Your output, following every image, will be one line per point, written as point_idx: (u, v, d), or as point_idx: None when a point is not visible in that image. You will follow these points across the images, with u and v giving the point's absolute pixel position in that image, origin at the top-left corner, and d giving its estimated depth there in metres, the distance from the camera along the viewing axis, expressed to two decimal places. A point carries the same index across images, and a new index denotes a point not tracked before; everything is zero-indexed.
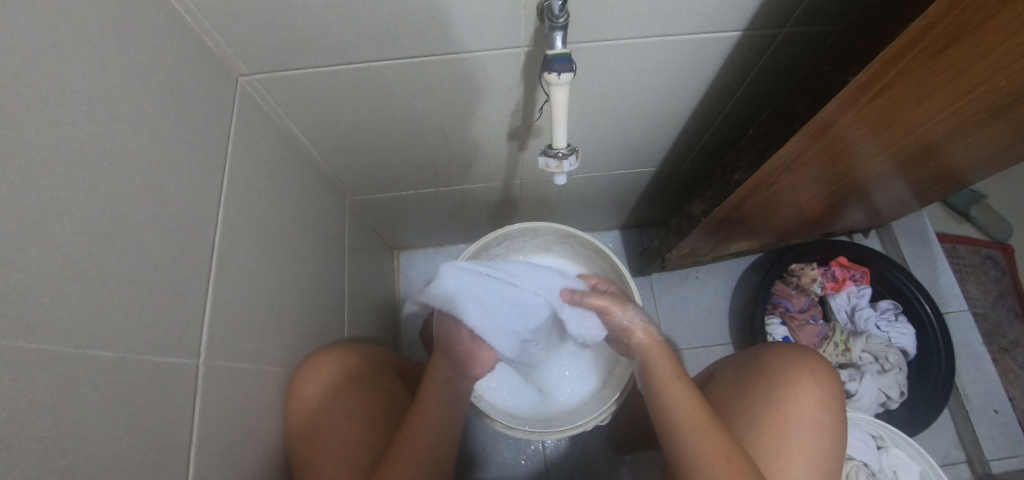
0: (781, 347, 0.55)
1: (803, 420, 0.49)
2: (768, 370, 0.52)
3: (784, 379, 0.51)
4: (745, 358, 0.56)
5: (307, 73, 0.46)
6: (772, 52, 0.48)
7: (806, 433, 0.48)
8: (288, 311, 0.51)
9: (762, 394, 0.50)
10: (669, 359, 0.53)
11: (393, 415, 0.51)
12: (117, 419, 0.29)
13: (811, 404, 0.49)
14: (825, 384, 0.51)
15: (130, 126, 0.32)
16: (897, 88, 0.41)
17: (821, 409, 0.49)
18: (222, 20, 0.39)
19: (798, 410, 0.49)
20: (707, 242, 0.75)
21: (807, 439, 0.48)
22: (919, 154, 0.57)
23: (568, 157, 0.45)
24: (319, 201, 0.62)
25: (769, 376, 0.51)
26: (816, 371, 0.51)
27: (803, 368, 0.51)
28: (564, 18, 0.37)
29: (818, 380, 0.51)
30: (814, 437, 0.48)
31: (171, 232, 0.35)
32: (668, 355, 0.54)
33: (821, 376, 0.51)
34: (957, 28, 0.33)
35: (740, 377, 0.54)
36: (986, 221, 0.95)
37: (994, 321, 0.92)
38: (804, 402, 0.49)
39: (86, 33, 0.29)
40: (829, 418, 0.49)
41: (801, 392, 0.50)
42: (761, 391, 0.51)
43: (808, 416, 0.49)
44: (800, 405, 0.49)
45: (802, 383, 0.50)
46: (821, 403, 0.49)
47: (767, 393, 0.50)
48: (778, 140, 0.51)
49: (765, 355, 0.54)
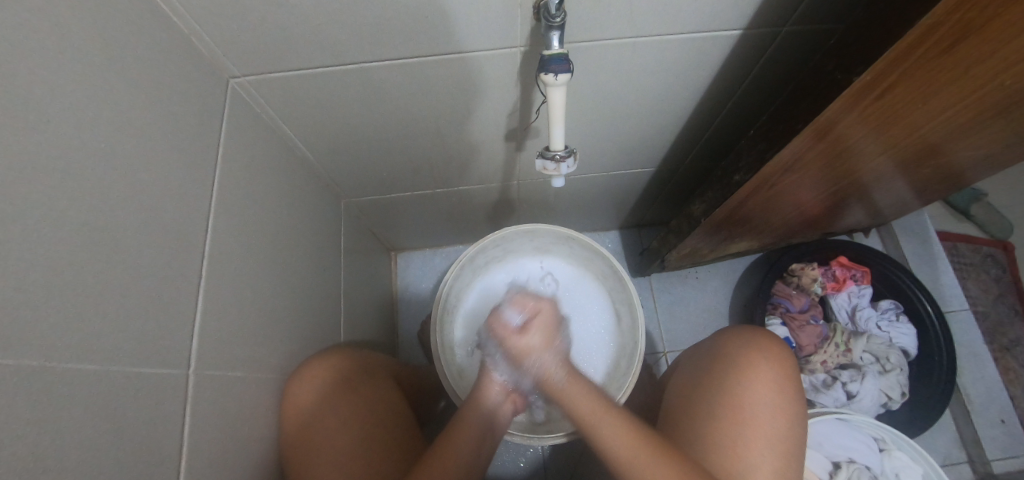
0: (733, 334, 0.54)
1: (758, 406, 0.47)
2: (720, 362, 0.52)
3: (735, 369, 0.50)
4: (704, 353, 0.55)
5: (300, 74, 0.45)
6: (773, 51, 0.47)
7: (762, 419, 0.47)
8: (282, 316, 0.51)
9: (716, 387, 0.50)
10: (590, 389, 0.48)
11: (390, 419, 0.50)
12: (104, 432, 0.28)
13: (764, 388, 0.48)
14: (778, 367, 0.50)
15: (117, 131, 0.31)
16: (901, 88, 0.40)
17: (776, 391, 0.48)
18: (212, 21, 0.38)
19: (750, 397, 0.48)
20: (708, 243, 0.74)
21: (764, 423, 0.47)
22: (922, 153, 0.57)
23: (566, 159, 0.45)
24: (314, 204, 0.61)
25: (720, 373, 0.51)
26: (767, 354, 0.50)
27: (755, 354, 0.51)
28: (560, 17, 0.36)
29: (771, 363, 0.50)
30: (770, 420, 0.47)
31: (160, 239, 0.34)
32: (586, 385, 0.49)
33: (773, 359, 0.50)
34: (964, 27, 0.32)
35: (697, 372, 0.53)
36: (985, 219, 0.95)
37: (995, 320, 0.92)
38: (756, 388, 0.48)
39: (69, 35, 0.28)
40: (785, 399, 0.48)
41: (752, 379, 0.49)
42: (714, 384, 0.50)
43: (764, 407, 0.47)
44: (751, 391, 0.48)
45: (754, 369, 0.49)
46: (778, 392, 0.48)
47: (719, 385, 0.50)
48: (780, 141, 0.50)
49: (718, 346, 0.54)
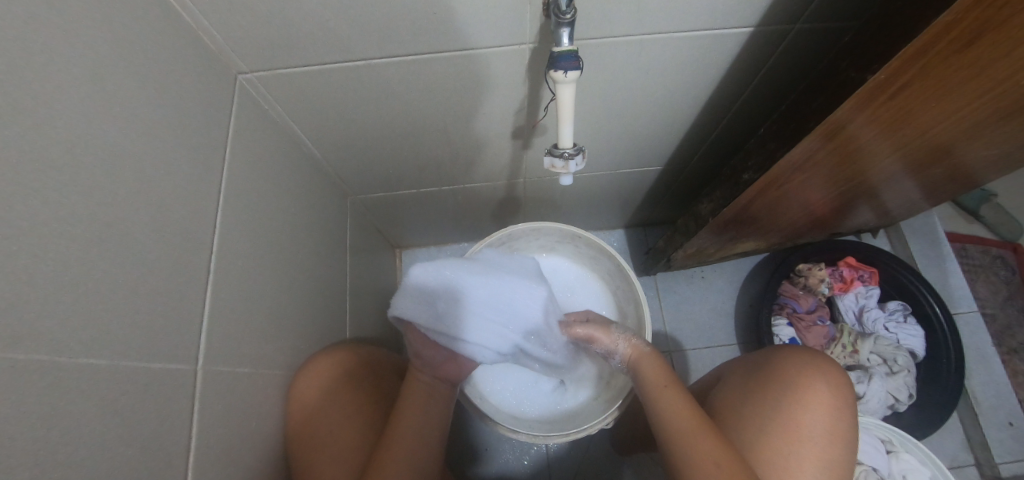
0: (788, 350, 0.54)
1: (814, 425, 0.47)
2: (777, 374, 0.51)
3: (794, 384, 0.50)
4: (753, 365, 0.55)
5: (307, 70, 0.45)
6: (784, 48, 0.47)
7: (816, 438, 0.47)
8: (289, 312, 0.51)
9: (771, 400, 0.49)
10: (659, 364, 0.53)
11: (385, 410, 0.51)
12: (114, 428, 0.28)
13: (821, 407, 0.48)
14: (836, 387, 0.50)
15: (126, 126, 0.31)
16: (915, 87, 0.39)
17: (831, 412, 0.48)
18: (220, 17, 0.38)
19: (808, 415, 0.48)
20: (714, 242, 0.74)
21: (818, 444, 0.47)
22: (934, 154, 0.56)
23: (575, 157, 0.44)
24: (320, 200, 0.61)
25: (777, 384, 0.50)
26: (825, 374, 0.50)
27: (813, 371, 0.50)
28: (570, 14, 0.36)
29: (828, 383, 0.50)
30: (825, 442, 0.47)
31: (169, 234, 0.34)
32: (658, 361, 0.53)
33: (831, 379, 0.50)
34: (984, 26, 0.32)
35: (748, 383, 0.53)
36: (994, 220, 0.94)
37: (1004, 322, 0.91)
38: (813, 406, 0.48)
39: (79, 30, 0.28)
40: (839, 422, 0.48)
41: (812, 397, 0.49)
42: (769, 396, 0.50)
43: (819, 426, 0.48)
44: (810, 410, 0.48)
45: (811, 387, 0.49)
46: (833, 415, 0.48)
47: (776, 398, 0.49)
48: (789, 140, 0.49)
49: (774, 358, 0.53)
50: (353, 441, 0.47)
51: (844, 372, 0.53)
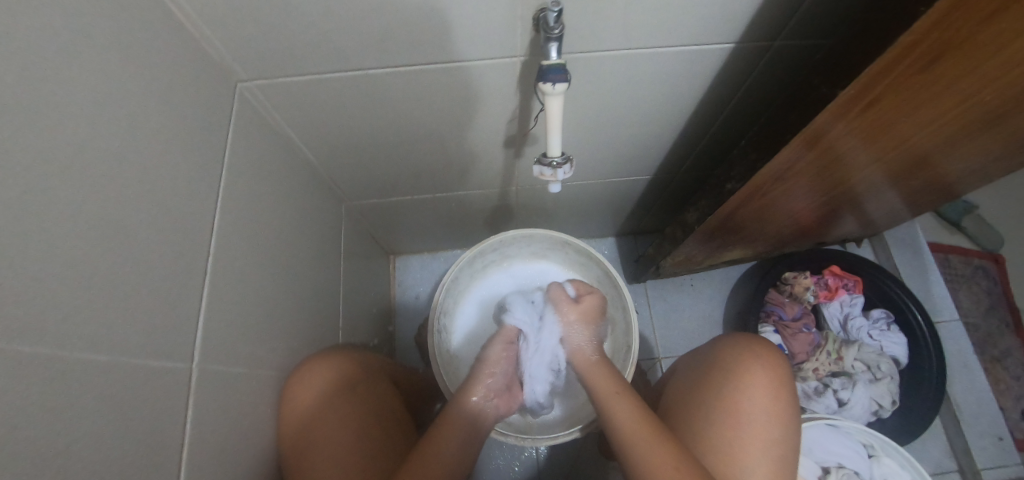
0: (726, 340, 0.55)
1: (755, 410, 0.49)
2: (718, 366, 0.53)
3: (732, 372, 0.51)
4: (701, 357, 0.56)
5: (305, 79, 0.47)
6: (765, 63, 0.49)
7: (759, 423, 0.48)
8: (282, 315, 0.51)
9: (712, 390, 0.51)
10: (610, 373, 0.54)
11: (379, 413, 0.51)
12: (110, 422, 0.29)
13: (761, 391, 0.50)
14: (773, 369, 0.51)
15: (130, 131, 0.32)
16: (885, 100, 0.41)
17: (771, 394, 0.50)
18: (223, 27, 0.40)
19: (748, 401, 0.49)
20: (701, 250, 0.75)
21: (760, 427, 0.48)
22: (910, 164, 0.58)
23: (563, 165, 0.46)
24: (316, 206, 0.62)
25: (719, 375, 0.52)
26: (762, 358, 0.52)
27: (751, 358, 0.52)
28: (559, 29, 0.38)
29: (766, 367, 0.51)
30: (768, 427, 0.48)
31: (168, 236, 0.35)
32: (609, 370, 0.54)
33: (768, 363, 0.52)
34: (942, 44, 0.34)
35: (695, 375, 0.54)
36: (976, 232, 0.97)
37: (986, 331, 0.93)
38: (752, 393, 0.49)
39: (89, 40, 0.29)
40: (779, 404, 0.49)
41: (750, 383, 0.50)
42: (711, 388, 0.51)
43: (761, 413, 0.49)
44: (750, 396, 0.49)
45: (749, 374, 0.51)
46: (773, 400, 0.49)
47: (717, 389, 0.51)
48: (770, 151, 0.51)
49: (716, 351, 0.55)
50: (344, 444, 0.47)
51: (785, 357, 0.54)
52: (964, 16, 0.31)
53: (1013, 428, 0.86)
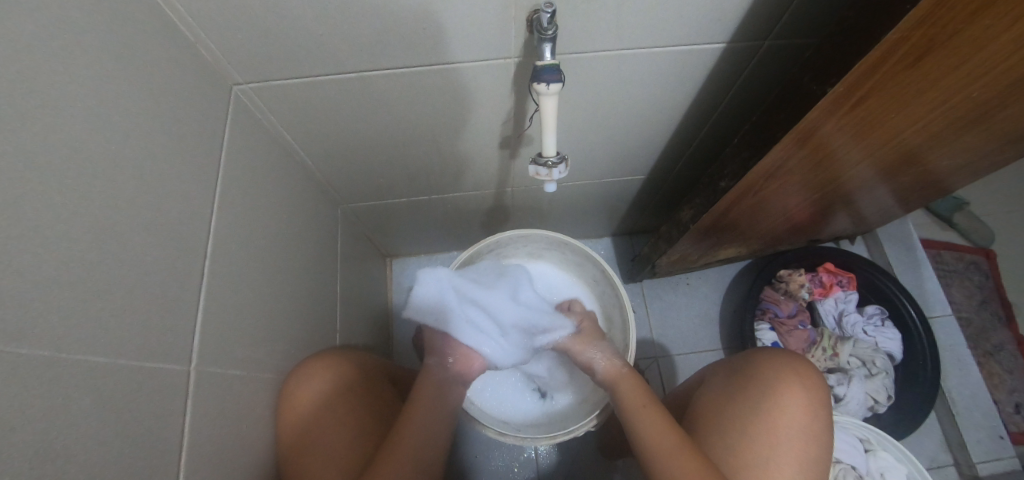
0: (766, 356, 0.56)
1: (792, 426, 0.49)
2: (759, 379, 0.53)
3: (772, 385, 0.51)
4: (736, 367, 0.56)
5: (300, 82, 0.47)
6: (755, 63, 0.49)
7: (795, 437, 0.49)
8: (280, 318, 0.51)
9: (751, 402, 0.51)
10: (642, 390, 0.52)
11: (374, 410, 0.52)
12: (108, 426, 0.29)
13: (799, 409, 0.50)
14: (812, 390, 0.52)
15: (126, 134, 0.32)
16: (875, 97, 0.42)
17: (809, 415, 0.50)
18: (219, 31, 0.40)
19: (786, 417, 0.50)
20: (696, 249, 0.76)
21: (796, 447, 0.48)
22: (902, 160, 0.59)
23: (558, 165, 0.46)
24: (312, 209, 0.63)
25: (758, 385, 0.52)
26: (802, 377, 0.52)
27: (793, 375, 0.52)
28: (552, 30, 0.38)
29: (806, 388, 0.52)
30: (803, 442, 0.49)
31: (165, 238, 0.35)
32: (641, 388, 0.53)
33: (809, 384, 0.52)
34: (929, 40, 0.35)
35: (731, 386, 0.54)
36: (968, 227, 0.98)
37: (979, 326, 0.94)
38: (791, 406, 0.50)
39: (86, 44, 0.29)
40: (814, 423, 0.50)
41: (790, 398, 0.50)
42: (750, 400, 0.51)
43: (798, 426, 0.49)
44: (788, 412, 0.50)
45: (790, 387, 0.51)
46: (810, 416, 0.50)
47: (756, 401, 0.51)
48: (761, 148, 0.52)
49: (754, 363, 0.55)
50: (339, 441, 0.47)
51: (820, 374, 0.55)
52: (949, 12, 0.32)
53: (1008, 421, 0.86)
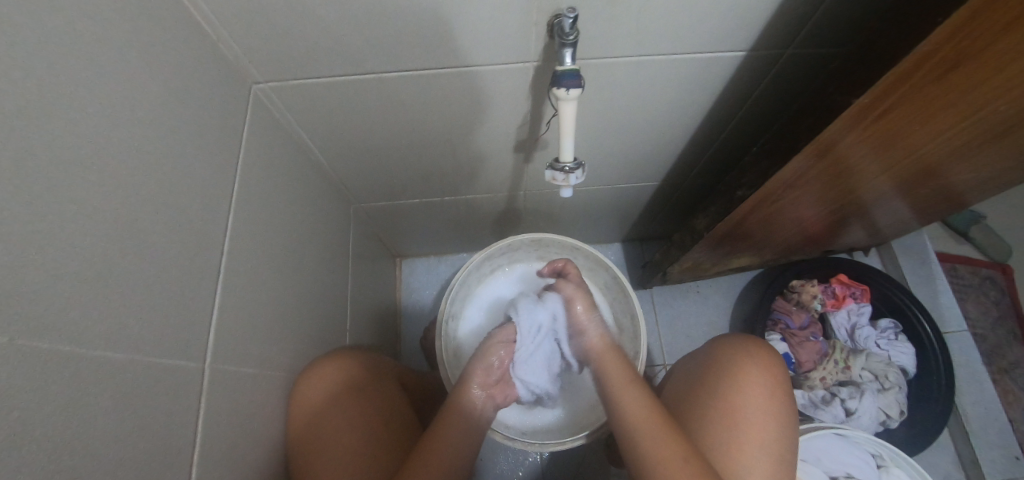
0: (721, 339, 0.56)
1: (752, 407, 0.49)
2: (713, 366, 0.53)
3: (727, 370, 0.51)
4: (697, 357, 0.56)
5: (320, 82, 0.47)
6: (776, 71, 0.49)
7: (755, 417, 0.48)
8: (293, 316, 0.51)
9: (709, 388, 0.51)
10: (623, 363, 0.54)
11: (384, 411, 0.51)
12: (122, 423, 0.29)
13: (757, 390, 0.50)
14: (769, 368, 0.51)
15: (148, 131, 0.32)
16: (900, 109, 0.41)
17: (767, 392, 0.50)
18: (240, 31, 0.40)
19: (744, 400, 0.49)
20: (709, 257, 0.75)
21: (759, 426, 0.48)
22: (921, 173, 0.58)
23: (575, 171, 0.46)
24: (326, 208, 0.63)
25: (714, 371, 0.52)
26: (757, 356, 0.52)
27: (747, 358, 0.52)
28: (573, 35, 0.38)
29: (761, 366, 0.51)
30: (764, 421, 0.48)
31: (184, 235, 0.35)
32: (622, 360, 0.54)
33: (763, 362, 0.52)
34: (959, 53, 0.34)
35: (692, 377, 0.54)
36: (984, 241, 0.97)
37: (994, 342, 0.93)
38: (748, 389, 0.50)
39: (112, 44, 0.30)
40: (776, 401, 0.49)
41: (745, 380, 0.50)
42: (708, 388, 0.51)
43: (758, 407, 0.49)
44: (745, 394, 0.49)
45: (744, 369, 0.51)
46: (770, 395, 0.49)
47: (712, 388, 0.51)
48: (781, 158, 0.51)
49: (709, 352, 0.55)
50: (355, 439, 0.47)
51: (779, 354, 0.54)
52: (982, 25, 0.31)
53: None
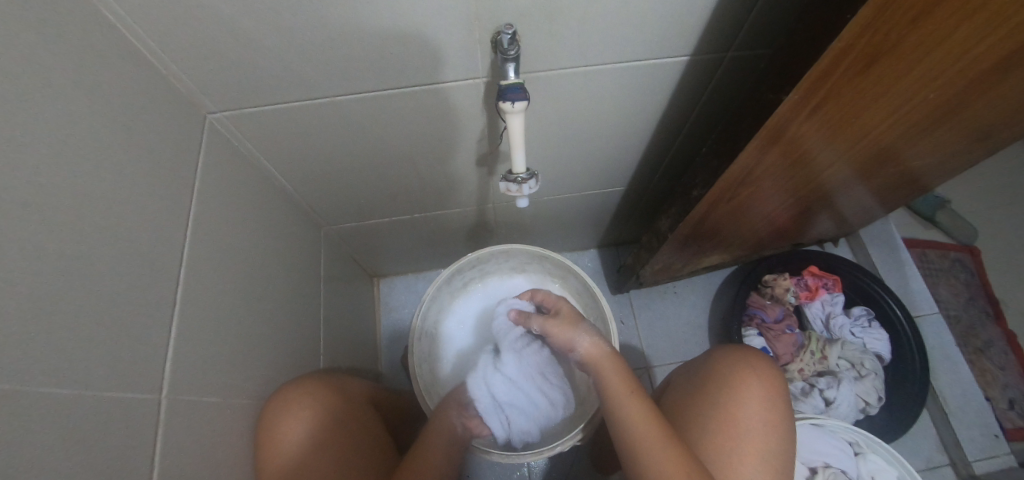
0: (726, 350, 0.56)
1: (750, 419, 0.49)
2: (716, 376, 0.53)
3: (730, 381, 0.52)
4: (698, 366, 0.57)
5: (274, 108, 0.48)
6: (719, 73, 0.51)
7: (755, 431, 0.49)
8: (259, 343, 0.51)
9: (711, 399, 0.51)
10: (622, 371, 0.52)
11: (352, 427, 0.51)
12: (73, 458, 0.28)
13: (757, 403, 0.50)
14: (769, 382, 0.52)
15: (96, 166, 0.33)
16: (834, 100, 0.43)
17: (764, 405, 0.50)
18: (192, 63, 0.41)
19: (744, 412, 0.50)
20: (679, 257, 0.76)
21: (758, 440, 0.48)
22: (875, 159, 0.60)
23: (529, 181, 0.47)
24: (292, 231, 0.63)
25: (716, 380, 0.53)
26: (760, 371, 0.53)
27: (748, 371, 0.52)
28: (514, 50, 0.39)
29: (762, 380, 0.52)
30: (764, 436, 0.49)
31: (134, 265, 0.35)
32: (620, 368, 0.52)
33: (764, 377, 0.52)
34: (876, 45, 0.36)
35: (693, 386, 0.55)
36: (949, 225, 0.99)
37: (967, 323, 0.94)
38: (749, 401, 0.50)
39: (58, 83, 0.30)
40: (775, 416, 0.50)
41: (746, 392, 0.51)
42: (709, 400, 0.51)
43: (758, 420, 0.49)
44: (746, 405, 0.50)
45: (746, 383, 0.51)
46: (770, 410, 0.50)
47: (715, 398, 0.51)
48: (729, 155, 0.53)
49: (709, 364, 0.55)
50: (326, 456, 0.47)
51: (778, 367, 0.55)
52: (896, 11, 0.32)
53: (1002, 418, 0.86)
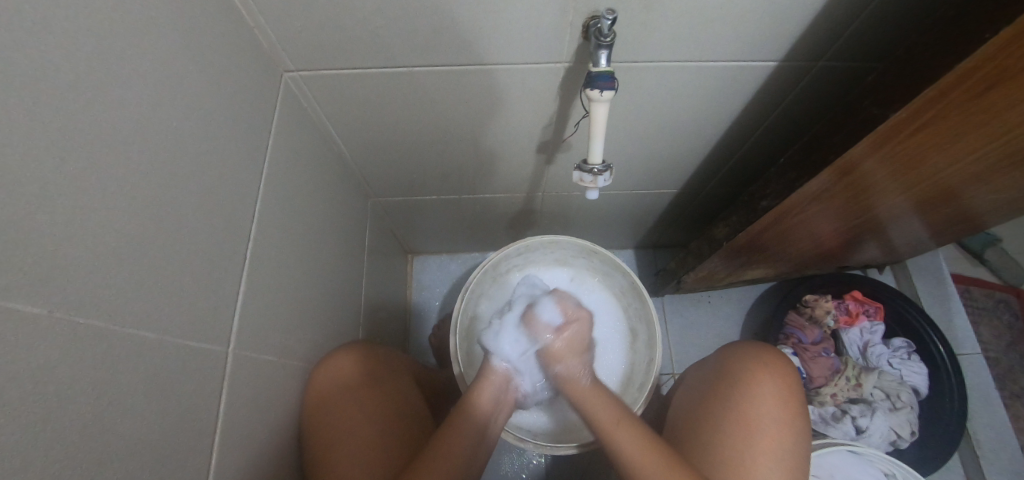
0: (737, 349, 0.55)
1: (764, 419, 0.48)
2: (727, 377, 0.52)
3: (743, 382, 0.51)
4: (711, 367, 0.56)
5: (349, 73, 0.47)
6: (808, 82, 0.49)
7: (770, 430, 0.47)
8: (311, 307, 0.51)
9: (722, 399, 0.51)
10: (609, 399, 0.50)
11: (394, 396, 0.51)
12: (148, 402, 0.29)
13: (771, 403, 0.49)
14: (784, 381, 0.50)
15: (186, 113, 0.32)
16: (931, 129, 0.40)
17: (779, 408, 0.48)
18: (277, 20, 0.40)
19: (758, 412, 0.48)
20: (725, 268, 0.75)
21: (773, 439, 0.47)
22: (940, 194, 0.57)
23: (603, 173, 0.46)
24: (346, 199, 0.63)
25: (727, 381, 0.52)
26: (773, 369, 0.51)
27: (761, 370, 0.51)
28: (610, 38, 0.38)
29: (775, 378, 0.50)
30: (780, 435, 0.47)
31: (212, 217, 0.35)
32: (607, 397, 0.50)
33: (778, 375, 0.51)
34: (1000, 75, 0.34)
35: (705, 387, 0.54)
36: (999, 264, 0.96)
37: (1007, 366, 0.92)
38: (763, 401, 0.49)
39: (157, 25, 0.30)
40: (791, 414, 0.48)
41: (759, 392, 0.49)
42: (721, 399, 0.51)
43: (773, 419, 0.48)
44: (760, 406, 0.49)
45: (758, 383, 0.50)
46: (786, 409, 0.49)
47: (726, 399, 0.50)
48: (808, 170, 0.51)
49: (722, 364, 0.54)
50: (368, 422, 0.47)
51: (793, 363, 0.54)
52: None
53: None
